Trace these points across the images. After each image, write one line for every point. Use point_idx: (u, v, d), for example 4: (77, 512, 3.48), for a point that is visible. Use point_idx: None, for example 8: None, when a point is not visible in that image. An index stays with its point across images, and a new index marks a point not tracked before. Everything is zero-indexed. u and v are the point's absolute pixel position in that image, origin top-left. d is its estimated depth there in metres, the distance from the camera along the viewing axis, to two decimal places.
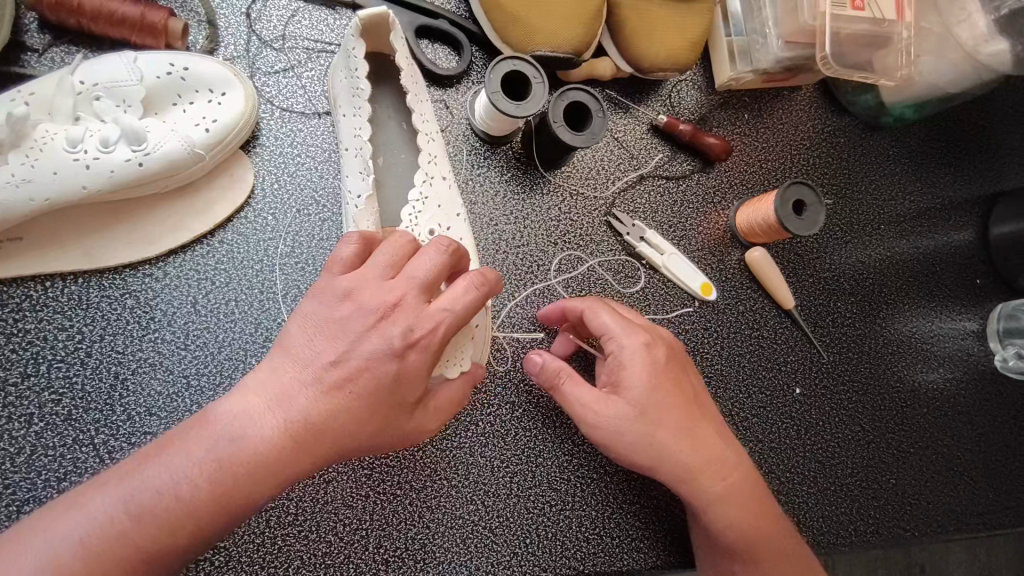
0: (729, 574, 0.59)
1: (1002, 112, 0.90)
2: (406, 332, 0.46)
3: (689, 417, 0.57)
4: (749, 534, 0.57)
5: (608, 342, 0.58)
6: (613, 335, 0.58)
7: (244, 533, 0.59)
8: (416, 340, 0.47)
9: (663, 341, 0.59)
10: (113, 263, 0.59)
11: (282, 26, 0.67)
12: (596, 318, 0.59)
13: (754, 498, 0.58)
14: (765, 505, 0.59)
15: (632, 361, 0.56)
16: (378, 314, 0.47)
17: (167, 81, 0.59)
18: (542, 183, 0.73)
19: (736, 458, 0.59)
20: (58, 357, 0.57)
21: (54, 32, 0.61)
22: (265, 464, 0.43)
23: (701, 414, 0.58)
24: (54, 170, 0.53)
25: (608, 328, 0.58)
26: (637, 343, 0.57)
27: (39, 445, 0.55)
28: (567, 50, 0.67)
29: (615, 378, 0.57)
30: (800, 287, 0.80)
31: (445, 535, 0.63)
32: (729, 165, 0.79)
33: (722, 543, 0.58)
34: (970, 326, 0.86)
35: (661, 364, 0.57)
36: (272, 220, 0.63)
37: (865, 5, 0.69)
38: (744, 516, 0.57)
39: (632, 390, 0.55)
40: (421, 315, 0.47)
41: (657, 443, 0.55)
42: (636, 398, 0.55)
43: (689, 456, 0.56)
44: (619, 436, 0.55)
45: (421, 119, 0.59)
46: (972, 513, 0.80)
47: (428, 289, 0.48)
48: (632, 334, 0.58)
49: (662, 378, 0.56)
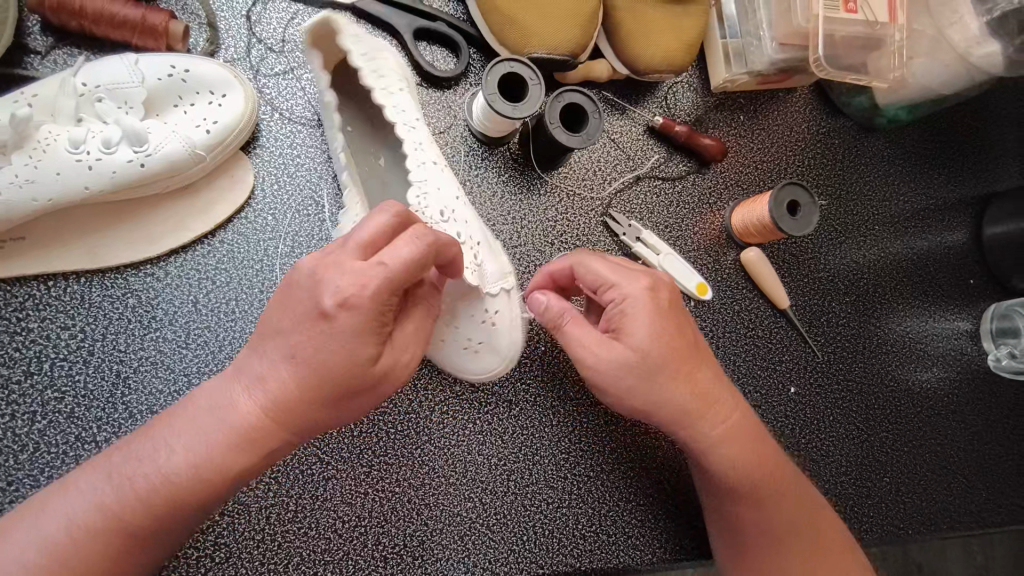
0: (731, 515, 0.59)
1: (995, 113, 0.91)
2: (333, 291, 0.42)
3: (692, 362, 0.56)
4: (750, 476, 0.57)
5: (609, 286, 0.56)
6: (614, 279, 0.56)
7: (245, 530, 0.60)
8: (346, 298, 0.42)
9: (665, 286, 0.57)
10: (115, 262, 0.60)
11: (282, 29, 0.68)
12: (595, 263, 0.57)
13: (755, 442, 0.59)
14: (767, 451, 0.59)
15: (633, 304, 0.54)
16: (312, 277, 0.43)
17: (168, 83, 0.59)
18: (539, 183, 0.74)
19: (737, 404, 0.59)
20: (61, 355, 0.58)
21: (56, 34, 0.61)
22: (244, 438, 0.44)
23: (703, 359, 0.58)
24: (56, 171, 0.54)
25: (611, 271, 0.56)
26: (640, 287, 0.55)
27: (43, 442, 0.56)
28: (564, 53, 0.68)
29: (617, 322, 0.55)
30: (794, 286, 0.81)
31: (443, 532, 0.64)
32: (725, 166, 0.80)
33: (724, 485, 0.58)
34: (964, 326, 0.87)
35: (664, 307, 0.55)
36: (272, 220, 0.64)
37: (858, 7, 0.69)
38: (747, 461, 0.57)
39: (634, 334, 0.53)
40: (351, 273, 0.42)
41: (658, 385, 0.54)
42: (638, 342, 0.53)
43: (687, 398, 0.55)
44: (620, 378, 0.54)
45: (394, 112, 0.59)
46: (966, 512, 0.81)
47: (367, 248, 0.44)
48: (633, 278, 0.56)
49: (664, 321, 0.54)
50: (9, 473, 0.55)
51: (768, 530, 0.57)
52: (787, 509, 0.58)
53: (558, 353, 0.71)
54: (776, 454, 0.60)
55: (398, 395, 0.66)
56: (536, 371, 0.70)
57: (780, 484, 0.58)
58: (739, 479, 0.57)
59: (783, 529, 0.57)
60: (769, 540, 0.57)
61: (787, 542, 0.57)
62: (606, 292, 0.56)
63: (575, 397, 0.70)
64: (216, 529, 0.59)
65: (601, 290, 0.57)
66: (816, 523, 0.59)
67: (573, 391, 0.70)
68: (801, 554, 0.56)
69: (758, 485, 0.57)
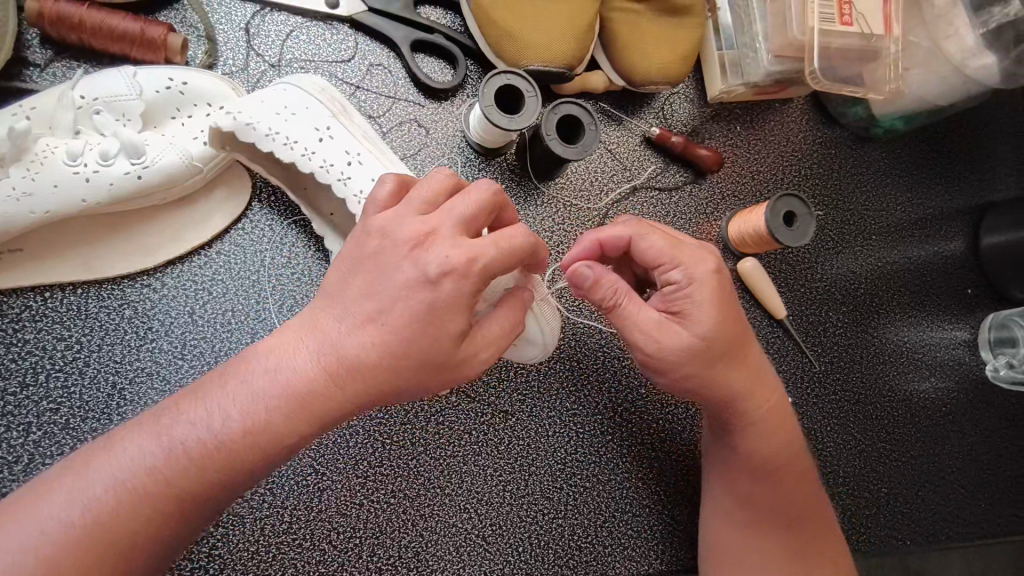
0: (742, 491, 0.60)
1: (993, 123, 0.91)
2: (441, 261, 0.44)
3: (744, 344, 0.56)
4: (770, 457, 0.59)
5: (671, 265, 0.54)
6: (678, 257, 0.54)
7: (239, 541, 0.60)
8: (452, 268, 0.45)
9: (722, 264, 0.56)
10: (112, 273, 0.60)
11: (280, 42, 0.68)
12: (655, 237, 0.55)
13: (784, 429, 0.60)
14: (793, 428, 0.61)
15: (700, 289, 0.53)
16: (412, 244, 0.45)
17: (167, 95, 0.59)
18: (536, 194, 0.74)
19: (774, 380, 0.61)
20: (57, 366, 0.58)
21: (55, 46, 0.62)
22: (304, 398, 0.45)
23: (753, 342, 0.58)
24: (54, 184, 0.55)
25: (672, 246, 0.54)
26: (704, 266, 0.54)
27: (38, 453, 0.56)
28: (561, 65, 0.68)
29: (679, 307, 0.53)
30: (791, 297, 0.81)
31: (438, 543, 0.64)
32: (722, 177, 0.80)
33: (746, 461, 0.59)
34: (961, 336, 0.87)
35: (726, 292, 0.54)
36: (268, 231, 0.64)
37: (853, 20, 0.70)
38: (777, 438, 0.60)
39: (699, 322, 0.53)
40: (458, 246, 0.45)
41: (714, 370, 0.54)
42: (704, 330, 0.53)
43: (736, 381, 0.56)
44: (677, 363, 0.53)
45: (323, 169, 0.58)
46: (963, 522, 0.81)
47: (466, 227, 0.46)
48: (692, 254, 0.54)
49: (726, 308, 0.54)
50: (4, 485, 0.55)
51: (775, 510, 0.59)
52: (800, 485, 0.61)
53: (555, 363, 0.71)
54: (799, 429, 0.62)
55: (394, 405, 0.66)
56: (534, 382, 0.70)
57: (800, 460, 0.61)
58: (766, 455, 0.59)
59: (793, 508, 0.60)
60: (779, 516, 0.59)
61: (790, 525, 0.59)
62: (665, 271, 0.54)
63: (571, 407, 0.70)
64: (210, 540, 0.60)
65: (654, 268, 0.55)
66: (817, 499, 0.62)
67: (570, 400, 0.70)
68: (803, 530, 0.60)
69: (782, 463, 0.60)
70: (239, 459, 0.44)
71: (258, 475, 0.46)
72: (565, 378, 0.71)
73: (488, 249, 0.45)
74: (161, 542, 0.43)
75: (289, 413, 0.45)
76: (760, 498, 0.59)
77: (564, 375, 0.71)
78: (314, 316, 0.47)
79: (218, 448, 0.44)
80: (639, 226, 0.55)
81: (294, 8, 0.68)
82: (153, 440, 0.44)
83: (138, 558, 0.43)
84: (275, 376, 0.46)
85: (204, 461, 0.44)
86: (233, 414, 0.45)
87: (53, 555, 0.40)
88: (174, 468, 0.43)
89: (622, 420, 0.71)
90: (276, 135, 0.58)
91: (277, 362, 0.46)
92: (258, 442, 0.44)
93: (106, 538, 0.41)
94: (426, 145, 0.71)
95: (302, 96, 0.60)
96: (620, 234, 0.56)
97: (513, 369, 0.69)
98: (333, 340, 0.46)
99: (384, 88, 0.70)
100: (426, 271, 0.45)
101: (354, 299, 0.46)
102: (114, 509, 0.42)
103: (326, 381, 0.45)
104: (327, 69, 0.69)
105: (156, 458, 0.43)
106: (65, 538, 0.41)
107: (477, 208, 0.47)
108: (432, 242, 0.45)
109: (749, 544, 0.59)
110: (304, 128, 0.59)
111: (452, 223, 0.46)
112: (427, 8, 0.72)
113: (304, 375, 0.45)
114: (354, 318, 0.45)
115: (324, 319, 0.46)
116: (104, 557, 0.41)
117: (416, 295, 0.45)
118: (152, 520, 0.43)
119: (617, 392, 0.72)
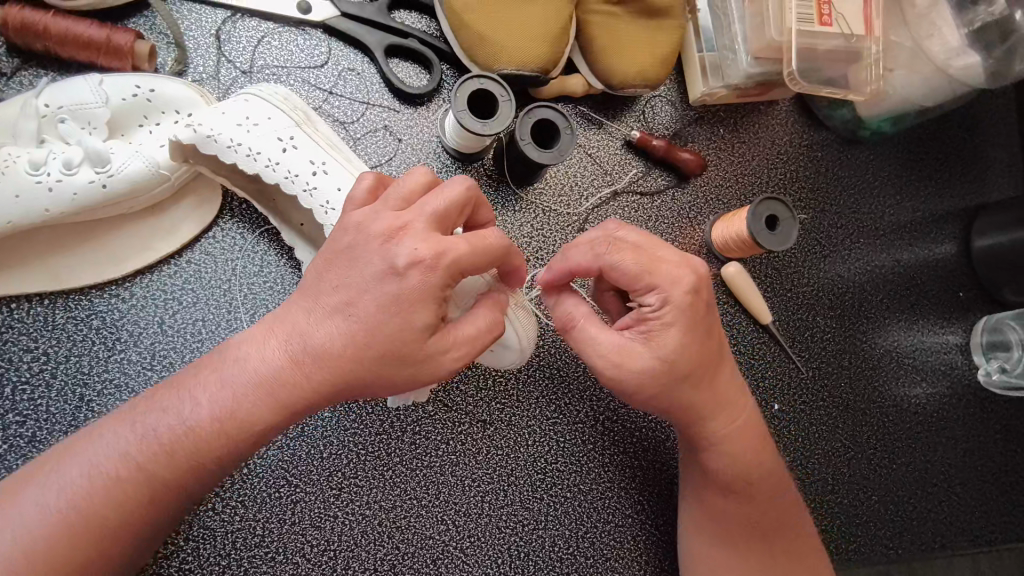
0: (714, 504, 0.60)
1: (983, 123, 0.90)
2: (411, 253, 0.43)
3: (714, 366, 0.54)
4: (741, 473, 0.58)
5: (646, 289, 0.51)
6: (653, 279, 0.51)
7: (209, 556, 0.59)
8: (421, 259, 0.43)
9: (703, 284, 0.52)
10: (80, 283, 0.59)
11: (252, 48, 0.68)
12: (625, 259, 0.51)
13: (758, 449, 0.59)
14: (765, 444, 0.60)
15: (671, 313, 0.50)
16: (386, 235, 0.44)
17: (133, 103, 0.59)
18: (514, 199, 0.73)
19: (747, 401, 0.59)
20: (23, 378, 0.57)
21: (23, 55, 0.61)
22: (274, 391, 0.44)
23: (722, 362, 0.56)
24: (15, 193, 0.54)
25: (646, 266, 0.51)
26: (682, 288, 0.51)
27: (3, 467, 0.55)
28: (535, 69, 0.67)
29: (646, 328, 0.51)
30: (777, 301, 0.79)
31: (415, 556, 0.63)
32: (705, 180, 0.79)
33: (716, 478, 0.58)
34: (954, 340, 0.85)
35: (697, 316, 0.51)
36: (239, 239, 0.63)
37: (833, 21, 0.69)
38: (751, 456, 0.58)
39: (662, 345, 0.51)
40: (429, 239, 0.44)
41: (674, 393, 0.53)
42: (665, 354, 0.51)
43: (698, 402, 0.54)
44: (634, 387, 0.52)
45: (288, 180, 0.57)
46: (958, 531, 0.80)
47: (439, 221, 0.45)
48: (670, 275, 0.51)
49: (694, 331, 0.51)
50: None
51: (745, 525, 0.58)
52: (775, 501, 0.60)
53: (533, 371, 0.69)
54: (770, 447, 0.61)
55: (369, 416, 0.65)
56: (512, 390, 0.68)
57: (773, 477, 0.60)
58: (738, 473, 0.58)
59: (767, 525, 0.59)
60: (755, 532, 0.58)
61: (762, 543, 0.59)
62: (638, 293, 0.52)
63: (552, 415, 0.69)
64: (180, 554, 0.58)
65: (630, 290, 0.52)
66: (791, 513, 0.61)
67: (550, 409, 0.69)
68: (777, 544, 0.59)
69: (754, 480, 0.58)
70: (210, 449, 0.43)
71: (233, 464, 0.46)
72: (542, 384, 0.69)
73: (459, 245, 0.44)
74: (136, 534, 0.43)
75: (253, 419, 0.44)
76: (731, 513, 0.59)
77: (541, 381, 0.69)
78: (273, 326, 0.46)
79: (187, 439, 0.43)
80: (609, 250, 0.52)
81: (266, 13, 0.67)
82: (122, 435, 0.43)
83: (114, 551, 0.42)
84: (240, 373, 0.44)
85: (174, 453, 0.43)
86: (202, 404, 0.44)
87: (25, 554, 0.40)
88: (144, 461, 0.42)
89: (603, 428, 0.70)
90: (238, 146, 0.57)
91: (234, 361, 0.45)
92: (228, 432, 0.43)
93: (78, 533, 0.41)
94: (401, 150, 0.70)
95: (263, 106, 0.59)
96: (584, 262, 0.53)
97: (490, 377, 0.68)
98: (298, 352, 0.44)
99: (357, 93, 0.70)
100: (386, 275, 0.43)
101: (324, 299, 0.45)
102: (93, 497, 0.42)
103: (283, 390, 0.44)
104: (300, 75, 0.68)
105: (126, 452, 0.43)
106: (36, 536, 0.40)
107: (450, 204, 0.45)
108: (402, 236, 0.44)
109: (724, 558, 0.59)
110: (267, 139, 0.58)
111: (425, 217, 0.45)
112: (401, 12, 0.71)
113: (261, 374, 0.44)
114: (313, 317, 0.45)
115: (280, 331, 0.45)
116: (77, 553, 0.41)
117: (382, 288, 0.43)
118: (124, 514, 0.42)
119: (598, 400, 0.70)
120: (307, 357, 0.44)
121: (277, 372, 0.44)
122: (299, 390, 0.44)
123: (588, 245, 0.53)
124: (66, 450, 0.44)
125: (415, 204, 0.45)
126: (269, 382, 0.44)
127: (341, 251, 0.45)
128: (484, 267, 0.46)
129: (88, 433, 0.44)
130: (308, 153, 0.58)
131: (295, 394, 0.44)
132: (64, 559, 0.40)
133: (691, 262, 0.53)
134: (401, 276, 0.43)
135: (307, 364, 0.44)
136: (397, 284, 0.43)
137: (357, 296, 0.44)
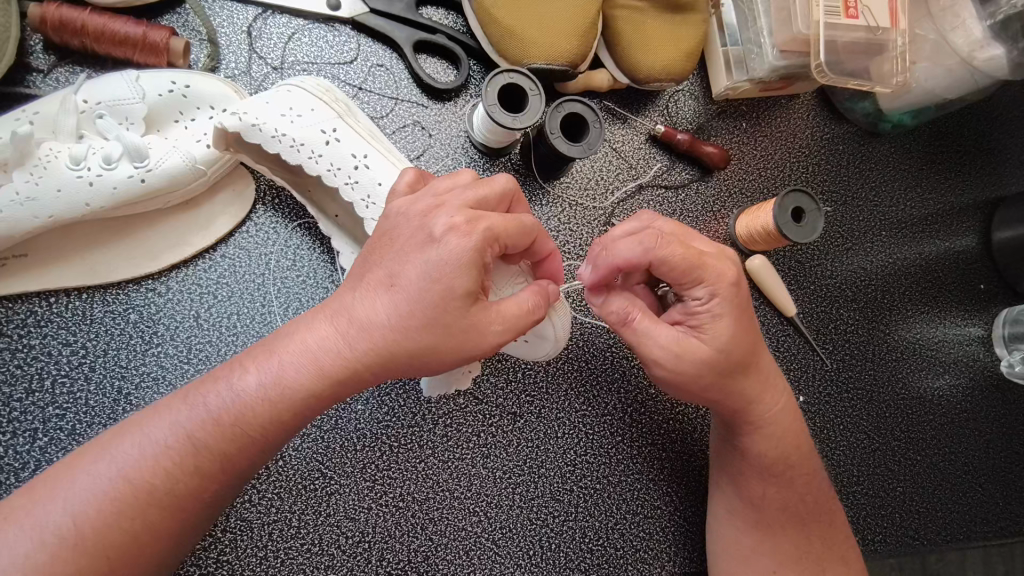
0: (744, 492, 0.60)
1: (1003, 116, 0.90)
2: (451, 225, 0.45)
3: (756, 353, 0.55)
4: (779, 457, 0.59)
5: (693, 283, 0.52)
6: (702, 274, 0.52)
7: (247, 547, 0.59)
8: (462, 228, 0.45)
9: (741, 278, 0.54)
10: (117, 278, 0.60)
11: (283, 45, 0.68)
12: (675, 254, 0.51)
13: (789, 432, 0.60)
14: (795, 423, 0.60)
15: (720, 305, 0.52)
16: (428, 213, 0.46)
17: (169, 99, 0.60)
18: (541, 193, 0.73)
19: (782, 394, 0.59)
20: (62, 373, 0.58)
21: (59, 52, 0.62)
22: (319, 380, 0.44)
23: (761, 349, 0.56)
24: (57, 188, 0.55)
25: (693, 261, 0.52)
26: (728, 281, 0.52)
27: (44, 459, 0.56)
28: (563, 63, 0.67)
29: (698, 322, 0.52)
30: (800, 295, 0.80)
31: (448, 547, 0.63)
32: (729, 174, 0.79)
33: (757, 467, 0.59)
34: (975, 332, 0.85)
35: (741, 306, 0.53)
36: (272, 234, 0.64)
37: (859, 13, 0.69)
38: (781, 440, 0.59)
39: (715, 336, 0.52)
40: (469, 215, 0.46)
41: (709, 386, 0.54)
42: (711, 339, 0.52)
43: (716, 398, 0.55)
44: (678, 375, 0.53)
45: (332, 171, 0.58)
46: (981, 522, 0.80)
47: (478, 204, 0.48)
48: (717, 269, 0.52)
49: (742, 320, 0.53)
50: (10, 491, 0.55)
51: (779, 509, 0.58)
52: (811, 488, 0.60)
53: (562, 364, 0.70)
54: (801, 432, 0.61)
55: (400, 408, 0.65)
56: (542, 382, 0.69)
57: (804, 464, 0.60)
58: (765, 456, 0.58)
59: (802, 510, 0.59)
60: (791, 520, 0.59)
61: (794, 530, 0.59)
62: (685, 285, 0.53)
63: (580, 407, 0.69)
64: (218, 547, 0.59)
65: (678, 284, 0.53)
66: (823, 498, 0.61)
67: (579, 401, 0.69)
68: (812, 530, 0.59)
69: (792, 465, 0.59)
70: (260, 422, 0.44)
71: (280, 443, 0.46)
72: (569, 372, 0.70)
73: (494, 217, 0.46)
74: (189, 511, 0.43)
75: (302, 407, 0.44)
76: (768, 501, 0.58)
77: (568, 370, 0.70)
78: (316, 315, 0.47)
79: (241, 416, 0.43)
80: (659, 244, 0.51)
81: (295, 10, 0.68)
82: (173, 409, 0.44)
83: (170, 529, 0.42)
84: (289, 359, 0.45)
85: (225, 424, 0.43)
86: (252, 377, 0.44)
87: (80, 531, 0.39)
88: (198, 433, 0.43)
89: (632, 420, 0.70)
90: (283, 136, 0.57)
91: (283, 344, 0.45)
92: (278, 412, 0.44)
93: (134, 509, 0.41)
94: (430, 146, 0.70)
95: (305, 97, 0.60)
96: (633, 258, 0.52)
97: (520, 370, 0.68)
98: (339, 347, 0.45)
99: (386, 89, 0.70)
100: (428, 245, 0.45)
101: (367, 291, 0.46)
102: (154, 473, 0.41)
103: (328, 378, 0.44)
104: (330, 71, 0.69)
105: (177, 427, 0.43)
106: (90, 513, 0.40)
107: (489, 192, 0.48)
108: (439, 212, 0.46)
109: (756, 545, 0.59)
110: (311, 130, 0.58)
111: (462, 199, 0.47)
112: (429, 9, 0.72)
113: (309, 360, 0.44)
114: (361, 297, 0.46)
115: (322, 324, 0.46)
116: (133, 529, 0.40)
117: (427, 270, 0.44)
118: (177, 488, 0.42)
119: (626, 392, 0.71)
120: (356, 339, 0.45)
121: (324, 356, 0.44)
122: (341, 381, 0.45)
123: (639, 242, 0.52)
124: (119, 429, 0.44)
125: (457, 190, 0.48)
126: (319, 361, 0.44)
127: (386, 234, 0.47)
128: (517, 242, 0.48)
129: (142, 412, 0.45)
130: (351, 142, 0.59)
131: (341, 380, 0.45)
132: (120, 534, 0.40)
133: (726, 252, 0.55)
134: (440, 245, 0.45)
135: (356, 343, 0.45)
136: (441, 262, 0.44)
137: (400, 271, 0.45)
